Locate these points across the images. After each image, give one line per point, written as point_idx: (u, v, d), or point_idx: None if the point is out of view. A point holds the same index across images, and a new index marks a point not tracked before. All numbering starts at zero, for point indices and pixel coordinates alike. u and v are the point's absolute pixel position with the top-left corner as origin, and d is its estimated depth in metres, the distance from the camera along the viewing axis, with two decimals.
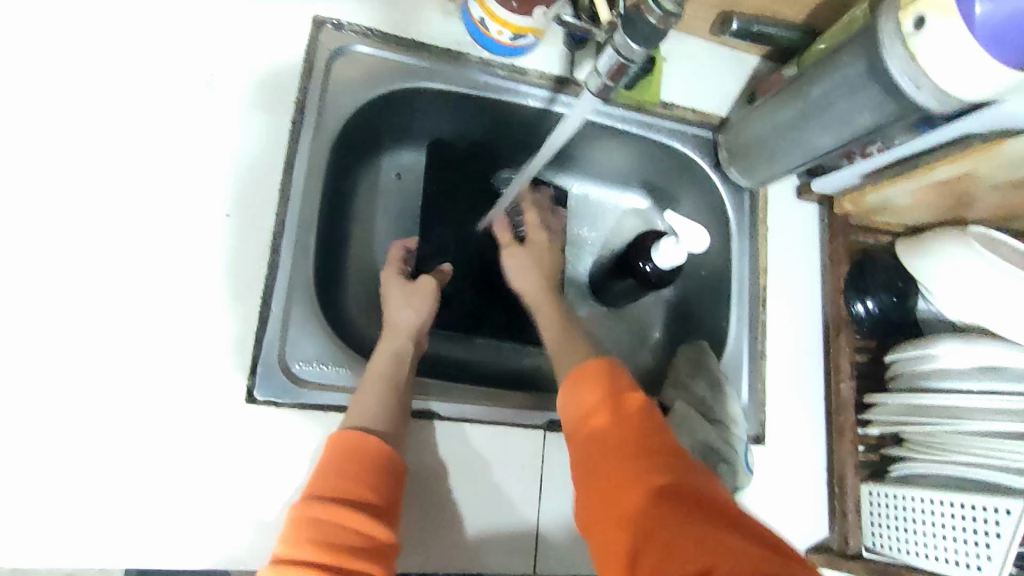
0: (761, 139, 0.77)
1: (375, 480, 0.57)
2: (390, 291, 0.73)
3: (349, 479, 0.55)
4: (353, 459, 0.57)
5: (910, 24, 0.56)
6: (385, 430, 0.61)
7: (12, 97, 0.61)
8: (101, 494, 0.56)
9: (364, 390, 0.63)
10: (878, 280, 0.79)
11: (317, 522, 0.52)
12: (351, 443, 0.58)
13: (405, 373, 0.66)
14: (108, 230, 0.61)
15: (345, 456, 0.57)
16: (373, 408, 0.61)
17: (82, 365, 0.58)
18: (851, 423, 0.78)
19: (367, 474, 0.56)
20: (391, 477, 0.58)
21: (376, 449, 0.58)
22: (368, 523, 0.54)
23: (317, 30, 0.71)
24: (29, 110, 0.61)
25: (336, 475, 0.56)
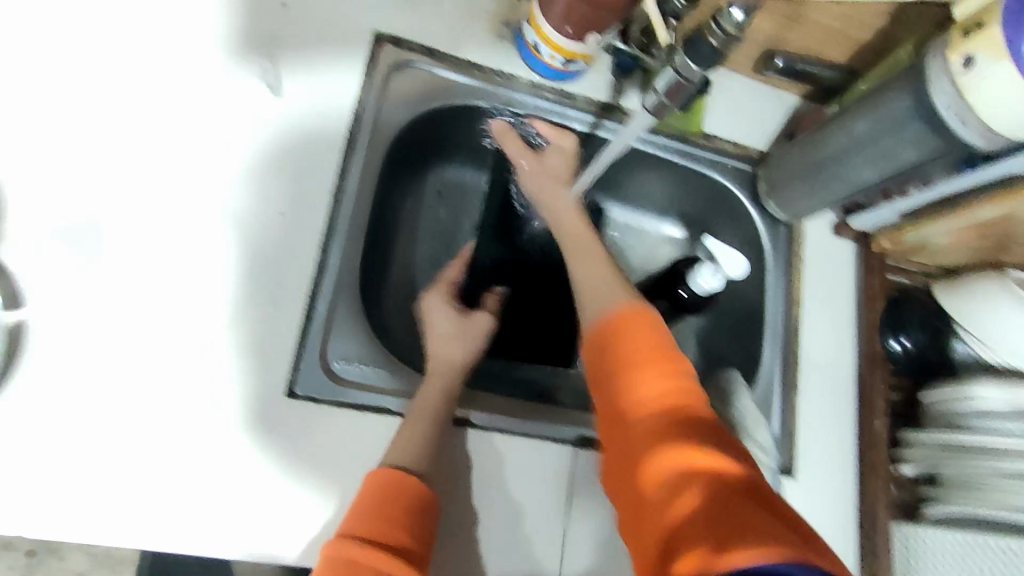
0: (801, 175, 0.78)
1: (410, 523, 0.56)
2: (435, 321, 0.74)
3: (384, 522, 0.55)
4: (388, 499, 0.57)
5: (959, 63, 0.58)
6: (420, 470, 0.61)
7: (93, 94, 0.65)
8: (150, 472, 0.59)
9: (406, 428, 0.63)
10: (915, 318, 0.82)
11: (350, 564, 0.52)
12: (385, 483, 0.58)
13: (449, 406, 0.66)
14: (171, 221, 0.64)
15: (383, 498, 0.57)
16: (414, 446, 0.62)
17: (139, 348, 0.61)
18: (883, 460, 0.78)
19: (402, 513, 0.56)
20: (424, 519, 0.58)
21: (409, 490, 0.58)
22: (402, 568, 0.53)
23: (377, 46, 0.74)
24: (123, 107, 0.66)
25: (370, 516, 0.55)
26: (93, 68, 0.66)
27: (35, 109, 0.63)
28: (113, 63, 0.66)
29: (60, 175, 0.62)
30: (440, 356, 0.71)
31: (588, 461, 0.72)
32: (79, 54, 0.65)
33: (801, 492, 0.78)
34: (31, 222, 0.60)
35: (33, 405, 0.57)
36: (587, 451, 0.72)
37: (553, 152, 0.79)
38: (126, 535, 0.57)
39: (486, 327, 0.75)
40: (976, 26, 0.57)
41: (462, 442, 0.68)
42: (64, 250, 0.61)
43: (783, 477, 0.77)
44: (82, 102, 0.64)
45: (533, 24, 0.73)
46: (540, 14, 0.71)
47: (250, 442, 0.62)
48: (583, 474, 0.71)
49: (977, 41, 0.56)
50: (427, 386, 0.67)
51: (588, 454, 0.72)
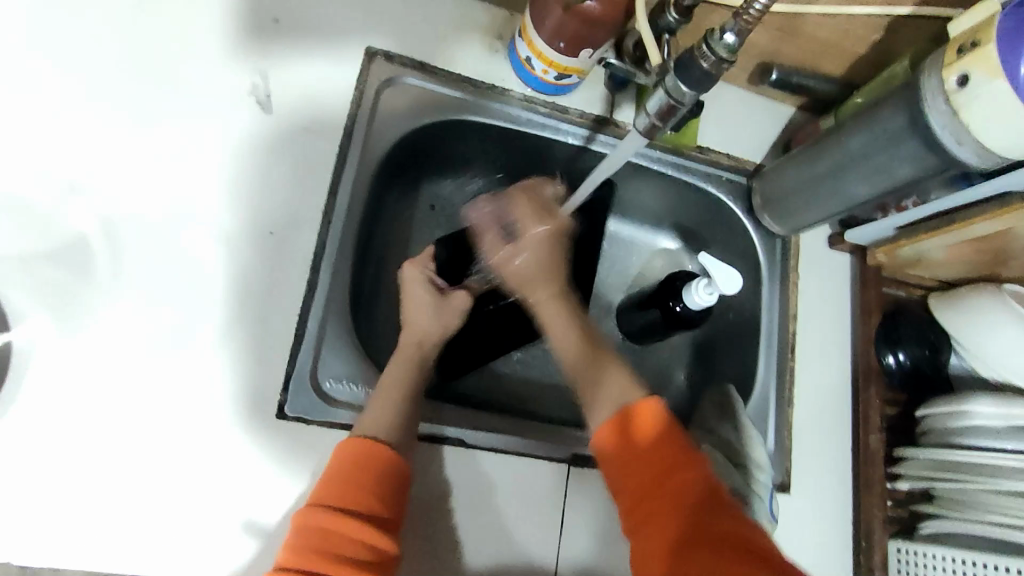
0: (796, 189, 0.78)
1: (383, 489, 0.56)
2: (413, 297, 0.72)
3: (356, 489, 0.55)
4: (360, 466, 0.56)
5: (954, 82, 0.57)
6: (396, 442, 0.60)
7: (81, 110, 0.64)
8: (137, 495, 0.58)
9: (380, 398, 0.63)
10: (911, 332, 0.81)
11: (323, 532, 0.53)
12: (360, 450, 0.57)
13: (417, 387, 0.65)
14: (158, 239, 0.63)
15: (357, 464, 0.56)
16: (388, 423, 0.61)
17: (126, 368, 0.60)
18: (879, 476, 0.77)
19: (376, 482, 0.56)
20: (399, 486, 0.57)
21: (382, 457, 0.57)
22: (371, 534, 0.54)
23: (369, 61, 0.74)
24: (110, 124, 0.65)
25: (341, 484, 0.55)
26: (80, 84, 0.65)
27: (24, 127, 0.62)
28: (101, 80, 0.65)
29: (47, 194, 0.62)
30: (415, 328, 0.70)
31: (581, 479, 0.71)
32: (67, 69, 0.65)
33: (796, 507, 0.77)
34: (18, 242, 0.60)
35: (19, 428, 0.56)
36: (579, 468, 0.71)
37: (529, 245, 0.70)
38: (113, 559, 0.57)
39: (465, 306, 0.73)
40: (971, 44, 0.56)
41: (454, 461, 0.68)
42: (51, 270, 0.60)
43: (778, 493, 0.77)
44: (69, 119, 0.64)
45: (525, 38, 0.72)
46: (532, 29, 0.70)
47: (239, 463, 0.61)
48: (577, 492, 0.71)
49: (971, 60, 0.56)
50: (393, 369, 0.66)
51: (580, 472, 0.71)
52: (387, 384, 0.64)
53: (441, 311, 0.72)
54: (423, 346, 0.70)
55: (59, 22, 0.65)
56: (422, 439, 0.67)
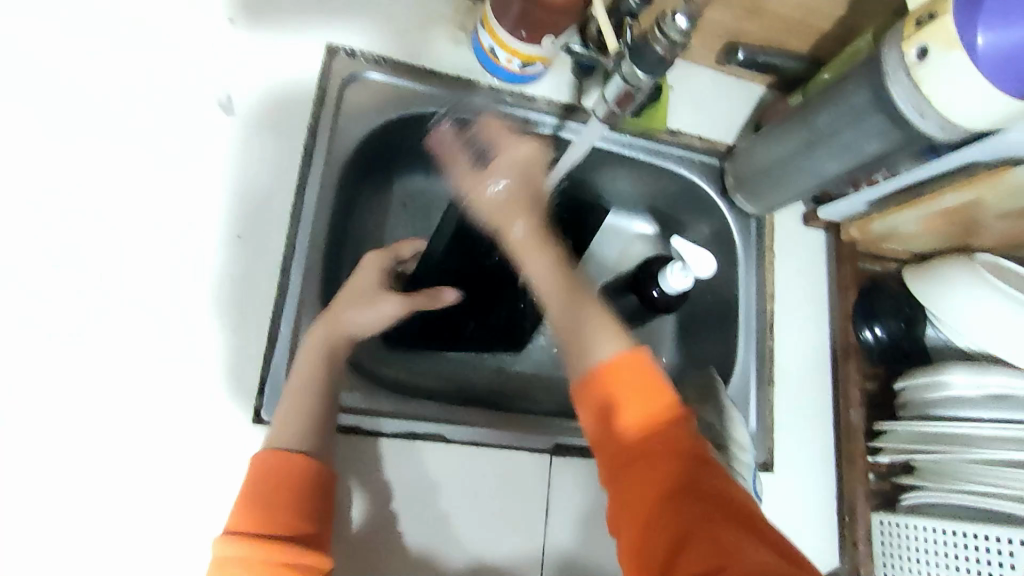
0: (768, 167, 0.77)
1: (299, 503, 0.55)
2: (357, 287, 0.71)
3: (270, 510, 0.54)
4: (274, 483, 0.55)
5: (914, 55, 0.57)
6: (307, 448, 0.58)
7: (41, 119, 0.63)
8: (108, 512, 0.57)
9: (292, 405, 0.60)
10: (887, 306, 0.81)
11: (242, 561, 0.51)
12: (271, 466, 0.56)
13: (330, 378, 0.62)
14: (122, 251, 0.62)
15: (268, 483, 0.55)
16: (296, 425, 0.58)
17: (101, 380, 0.59)
18: (862, 450, 0.78)
19: (293, 499, 0.55)
20: (318, 496, 0.56)
21: (295, 467, 0.56)
22: (295, 553, 0.52)
23: (331, 57, 0.73)
24: (65, 134, 0.63)
25: (256, 504, 0.54)
26: (67, 84, 0.64)
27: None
28: (53, 91, 0.64)
29: (38, 197, 0.61)
30: (341, 323, 0.66)
31: (565, 468, 0.72)
32: (21, 79, 0.63)
33: (780, 485, 0.78)
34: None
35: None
36: (563, 457, 0.72)
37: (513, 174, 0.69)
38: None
39: (395, 310, 0.71)
40: (928, 17, 0.56)
41: (435, 458, 0.68)
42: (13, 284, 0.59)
43: (762, 471, 0.77)
44: (27, 132, 0.62)
45: (488, 28, 0.71)
46: (493, 19, 0.69)
47: (216, 470, 0.61)
48: (561, 481, 0.71)
49: (929, 33, 0.55)
50: (309, 358, 0.63)
51: (564, 460, 0.72)
52: (296, 383, 0.61)
53: (376, 310, 0.70)
54: (342, 339, 0.66)
55: (34, 23, 0.65)
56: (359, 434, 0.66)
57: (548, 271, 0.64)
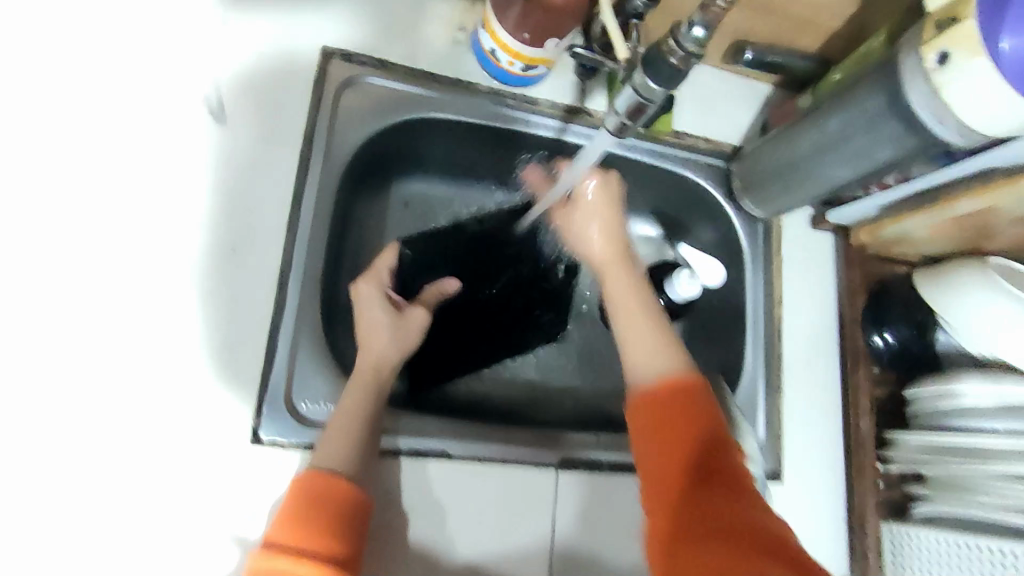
0: (778, 170, 0.75)
1: (340, 525, 0.54)
2: (366, 313, 0.69)
3: (311, 529, 0.53)
4: (317, 502, 0.55)
5: (934, 60, 0.55)
6: (353, 473, 0.58)
7: (24, 128, 0.60)
8: (104, 538, 0.55)
9: (333, 430, 0.59)
10: (896, 312, 0.79)
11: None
12: (316, 485, 0.55)
13: (377, 408, 0.62)
14: (113, 266, 0.60)
15: (311, 502, 0.55)
16: (342, 451, 0.58)
17: (93, 401, 0.57)
18: (871, 460, 0.77)
19: (333, 523, 0.54)
20: (356, 519, 0.56)
21: (338, 490, 0.55)
22: (331, 574, 0.52)
23: (326, 62, 0.70)
24: (51, 145, 0.61)
25: (296, 522, 0.54)
26: (42, 96, 0.61)
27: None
28: (39, 98, 0.61)
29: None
30: (372, 352, 0.66)
31: (571, 483, 0.70)
32: (4, 85, 0.60)
33: (789, 495, 0.76)
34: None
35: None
36: (568, 471, 0.70)
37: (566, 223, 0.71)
38: None
39: (422, 325, 0.72)
40: (950, 20, 0.54)
41: (438, 474, 0.66)
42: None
43: (770, 481, 0.76)
44: (16, 144, 0.60)
45: (488, 30, 0.69)
46: (495, 20, 0.67)
47: (215, 491, 0.59)
48: (567, 496, 0.70)
49: (951, 37, 0.53)
50: (349, 396, 0.61)
51: (570, 475, 0.70)
52: (338, 415, 0.60)
53: (399, 331, 0.69)
54: (379, 371, 0.65)
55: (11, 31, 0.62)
56: (382, 452, 0.65)
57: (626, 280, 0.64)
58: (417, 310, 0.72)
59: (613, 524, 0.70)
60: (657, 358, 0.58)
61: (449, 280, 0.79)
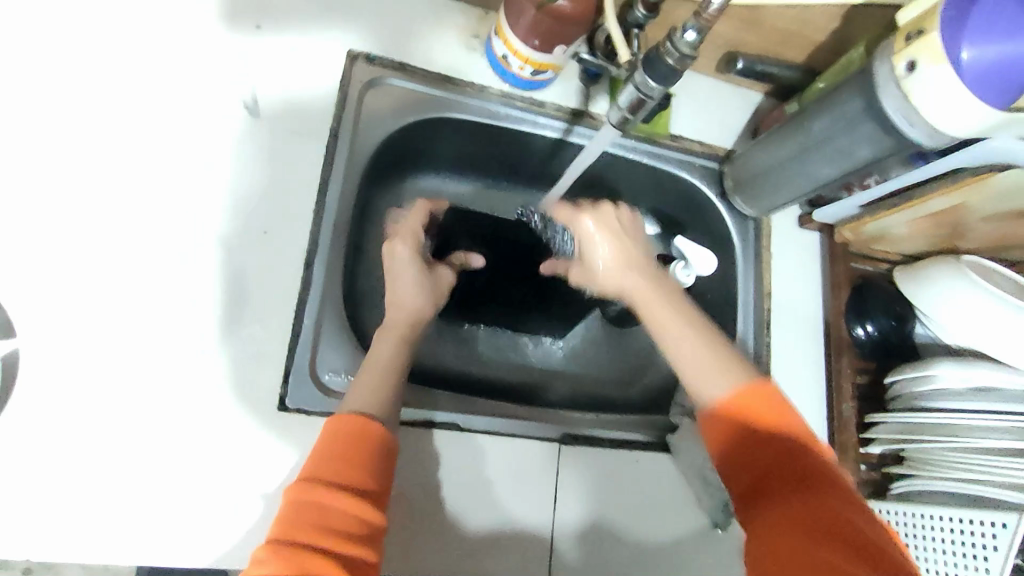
0: (767, 171, 0.81)
1: (372, 465, 0.58)
2: (399, 268, 0.74)
3: (349, 466, 0.57)
4: (353, 443, 0.58)
5: (904, 68, 0.61)
6: (386, 414, 0.62)
7: (93, 122, 0.67)
8: (146, 490, 0.60)
9: (369, 372, 0.64)
10: (877, 304, 0.85)
11: (316, 506, 0.54)
12: (353, 427, 0.59)
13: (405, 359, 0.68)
14: (167, 256, 0.66)
15: (347, 441, 0.58)
16: (376, 394, 0.63)
17: (136, 366, 0.63)
18: (853, 442, 0.82)
19: (368, 457, 0.58)
20: (385, 461, 0.59)
21: (372, 433, 0.59)
22: (366, 509, 0.55)
23: (351, 64, 0.76)
24: (104, 134, 0.67)
25: (333, 459, 0.56)
26: (98, 91, 0.68)
27: (46, 141, 0.65)
28: (96, 95, 0.68)
29: (58, 203, 0.64)
30: (401, 304, 0.72)
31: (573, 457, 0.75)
32: (74, 83, 0.67)
33: None
34: (35, 256, 0.62)
35: (47, 428, 0.59)
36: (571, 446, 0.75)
37: (602, 238, 0.69)
38: (129, 553, 0.59)
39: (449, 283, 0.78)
40: (917, 32, 0.60)
41: (450, 446, 0.71)
42: (73, 277, 0.63)
43: None
44: (74, 134, 0.66)
45: (501, 37, 0.75)
46: (508, 29, 0.73)
47: (247, 452, 0.64)
48: (570, 470, 0.74)
49: (917, 47, 0.59)
50: (387, 342, 0.68)
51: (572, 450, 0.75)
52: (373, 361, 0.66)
53: (431, 292, 0.75)
54: (414, 325, 0.71)
55: (71, 33, 0.68)
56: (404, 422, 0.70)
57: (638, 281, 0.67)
58: (445, 274, 0.78)
59: (613, 496, 0.75)
60: (714, 370, 0.61)
61: (475, 255, 0.85)
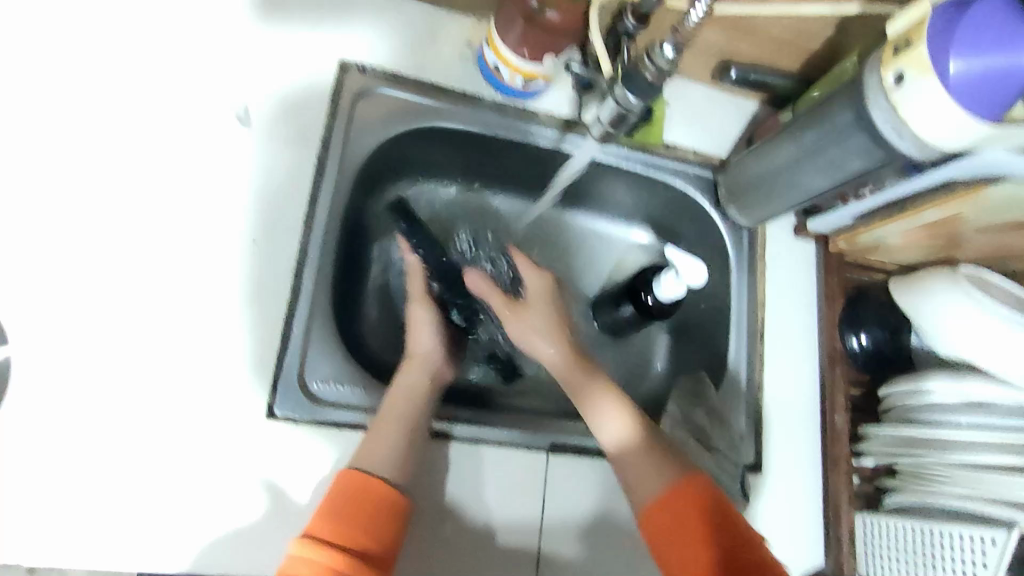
0: (760, 181, 0.81)
1: (373, 526, 0.60)
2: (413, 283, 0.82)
3: (352, 527, 0.59)
4: (358, 504, 0.61)
5: (891, 80, 0.60)
6: (392, 475, 0.64)
7: (83, 130, 0.67)
8: (132, 499, 0.61)
9: (378, 428, 0.66)
10: (870, 315, 0.85)
11: (312, 562, 0.57)
12: (360, 490, 0.61)
13: (418, 413, 0.69)
14: (155, 265, 0.66)
15: (353, 503, 0.61)
16: (381, 454, 0.64)
17: (122, 377, 0.63)
18: (845, 454, 0.81)
19: (371, 521, 0.61)
20: (390, 523, 0.62)
21: (381, 499, 0.62)
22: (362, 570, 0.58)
23: (342, 73, 0.77)
24: (94, 143, 0.67)
25: (337, 519, 0.59)
26: (89, 99, 0.68)
27: (35, 149, 0.65)
28: (87, 102, 0.67)
29: (49, 212, 0.64)
30: (417, 355, 0.76)
31: (562, 467, 0.74)
32: (64, 91, 0.67)
33: (769, 485, 0.81)
34: (24, 266, 0.62)
35: (35, 436, 0.60)
36: (559, 457, 0.74)
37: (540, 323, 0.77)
38: (115, 561, 0.59)
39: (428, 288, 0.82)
40: (905, 43, 0.59)
41: (432, 453, 0.71)
42: (63, 286, 0.63)
43: (751, 472, 0.81)
44: (64, 142, 0.66)
45: (492, 47, 0.75)
46: (497, 40, 0.73)
47: (233, 461, 0.64)
48: (557, 477, 0.74)
49: (906, 59, 0.59)
50: (399, 391, 0.70)
51: (560, 460, 0.74)
52: (388, 407, 0.68)
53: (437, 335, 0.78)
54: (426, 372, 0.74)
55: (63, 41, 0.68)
56: None
57: (614, 426, 0.70)
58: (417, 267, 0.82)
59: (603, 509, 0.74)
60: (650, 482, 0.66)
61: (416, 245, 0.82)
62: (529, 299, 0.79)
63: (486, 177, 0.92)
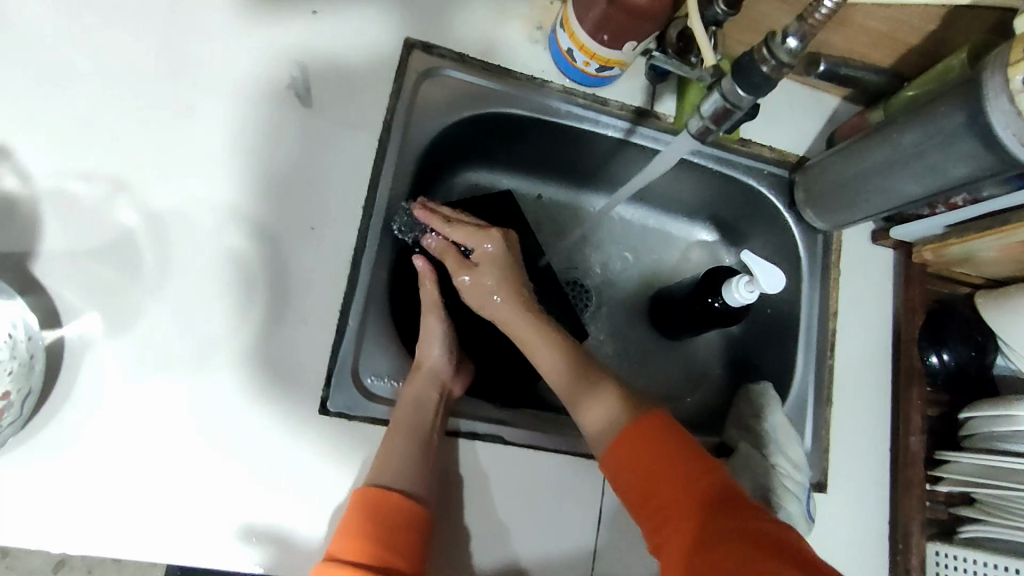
0: (844, 183, 0.75)
1: (391, 537, 0.57)
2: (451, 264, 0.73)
3: (371, 540, 0.57)
4: (371, 518, 0.58)
5: (1021, 81, 0.55)
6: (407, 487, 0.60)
7: (145, 108, 0.65)
8: (182, 489, 0.59)
9: (392, 438, 0.62)
10: (956, 333, 0.78)
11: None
12: (372, 501, 0.58)
13: (428, 420, 0.65)
14: (211, 249, 0.64)
15: (369, 516, 0.58)
16: (394, 462, 0.61)
17: (175, 364, 0.61)
18: (920, 478, 0.76)
19: (389, 533, 0.58)
20: (408, 532, 0.59)
21: (395, 509, 0.58)
22: None
23: (408, 53, 0.73)
24: (155, 121, 0.65)
25: (353, 534, 0.57)
26: (152, 76, 0.66)
27: (98, 127, 0.63)
28: (149, 80, 0.66)
29: (109, 190, 0.62)
30: (425, 363, 0.69)
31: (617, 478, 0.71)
32: (128, 68, 0.65)
33: (834, 507, 0.77)
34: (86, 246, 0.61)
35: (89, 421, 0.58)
36: None
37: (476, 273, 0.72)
38: (164, 551, 0.58)
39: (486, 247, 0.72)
40: None
41: (482, 456, 0.68)
42: (120, 268, 0.61)
43: (815, 492, 0.76)
44: (126, 120, 0.64)
45: (567, 30, 0.71)
46: (574, 21, 0.69)
47: (284, 456, 0.62)
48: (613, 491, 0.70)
49: None
50: (410, 391, 0.66)
51: None
52: (396, 417, 0.63)
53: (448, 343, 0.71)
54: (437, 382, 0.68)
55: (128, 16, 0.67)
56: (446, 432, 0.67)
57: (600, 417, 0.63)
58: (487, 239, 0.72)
59: None
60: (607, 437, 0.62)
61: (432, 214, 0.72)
62: (481, 261, 0.72)
63: (546, 168, 0.88)
